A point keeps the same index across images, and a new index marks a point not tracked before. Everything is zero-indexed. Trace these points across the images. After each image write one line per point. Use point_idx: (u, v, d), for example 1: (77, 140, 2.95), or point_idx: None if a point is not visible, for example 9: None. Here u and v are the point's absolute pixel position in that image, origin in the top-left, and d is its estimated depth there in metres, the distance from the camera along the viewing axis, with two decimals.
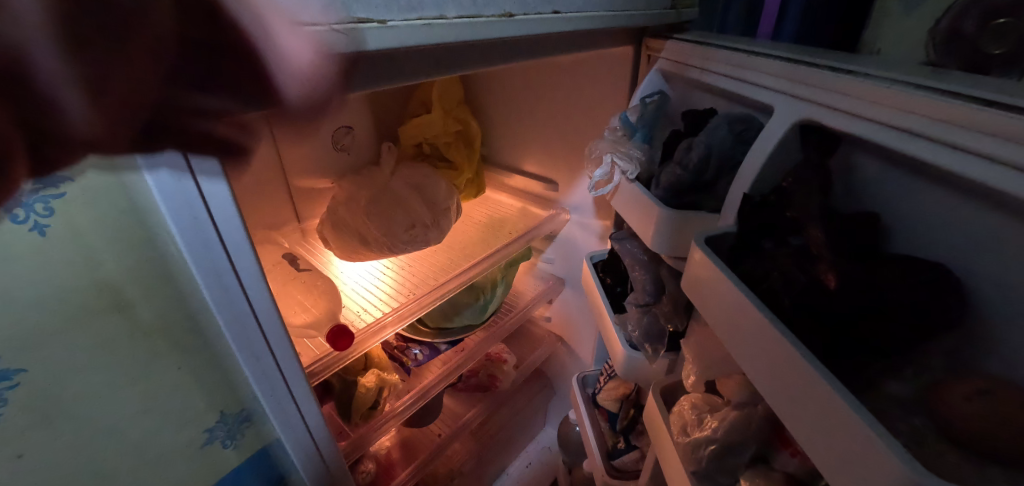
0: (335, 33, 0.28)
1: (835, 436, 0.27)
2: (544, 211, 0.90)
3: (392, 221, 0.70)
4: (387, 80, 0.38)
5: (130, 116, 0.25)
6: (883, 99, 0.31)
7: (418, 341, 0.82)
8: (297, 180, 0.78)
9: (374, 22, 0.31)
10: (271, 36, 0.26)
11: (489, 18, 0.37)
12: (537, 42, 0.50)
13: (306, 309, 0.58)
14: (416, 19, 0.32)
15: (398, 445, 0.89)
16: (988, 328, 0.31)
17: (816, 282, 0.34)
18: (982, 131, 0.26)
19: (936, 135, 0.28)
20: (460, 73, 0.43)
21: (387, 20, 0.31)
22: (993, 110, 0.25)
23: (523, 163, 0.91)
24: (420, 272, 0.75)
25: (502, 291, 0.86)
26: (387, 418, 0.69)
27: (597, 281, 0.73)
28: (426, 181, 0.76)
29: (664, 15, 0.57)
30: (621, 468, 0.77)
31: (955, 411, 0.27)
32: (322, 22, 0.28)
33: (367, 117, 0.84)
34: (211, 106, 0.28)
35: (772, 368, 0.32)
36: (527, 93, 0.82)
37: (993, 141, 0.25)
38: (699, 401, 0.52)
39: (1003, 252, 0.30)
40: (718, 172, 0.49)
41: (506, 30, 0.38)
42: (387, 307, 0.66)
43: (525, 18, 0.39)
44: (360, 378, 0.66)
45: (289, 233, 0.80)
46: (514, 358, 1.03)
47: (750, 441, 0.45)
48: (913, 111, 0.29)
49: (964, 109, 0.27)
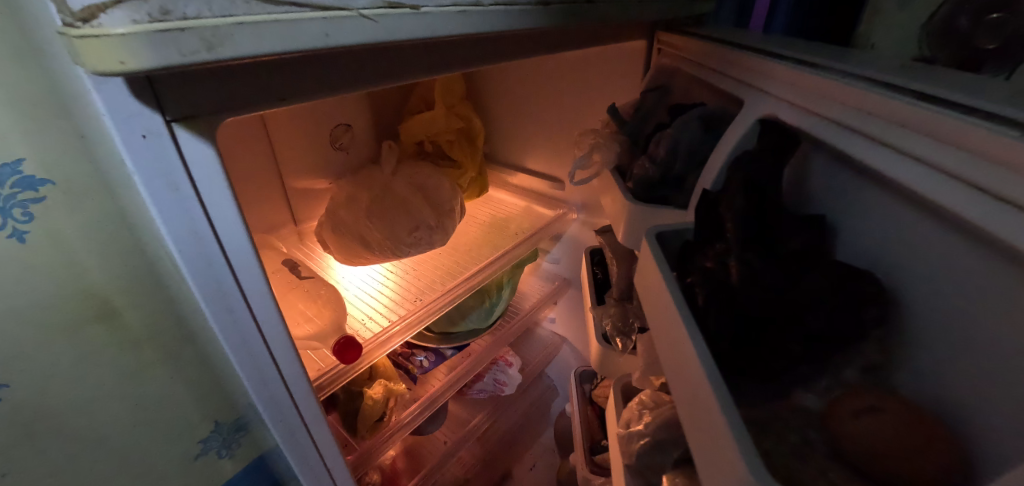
0: (363, 19, 0.25)
1: (716, 455, 0.25)
2: (549, 210, 0.87)
3: (394, 222, 0.67)
4: (402, 75, 0.35)
5: (120, 117, 0.23)
6: (829, 91, 0.30)
7: (423, 347, 0.80)
8: (292, 180, 0.75)
9: (409, 7, 0.27)
10: (289, 22, 0.22)
11: (524, 7, 0.34)
12: (551, 42, 0.48)
13: (308, 319, 0.55)
14: (452, 6, 0.29)
15: (403, 453, 0.88)
16: (907, 334, 0.28)
17: (726, 276, 0.32)
18: (895, 122, 0.24)
19: (860, 128, 0.26)
20: (473, 68, 0.41)
21: (421, 6, 0.27)
22: (919, 102, 0.23)
23: (527, 160, 0.89)
24: (425, 276, 0.73)
25: (509, 293, 0.83)
26: (396, 429, 0.66)
27: (589, 275, 0.71)
28: (428, 180, 0.73)
29: (678, 8, 0.55)
30: (601, 464, 0.74)
31: (841, 428, 0.26)
32: (349, 6, 0.24)
33: (365, 115, 0.81)
34: (209, 105, 0.26)
35: (684, 379, 0.30)
36: (530, 89, 0.79)
37: (895, 129, 0.24)
38: (648, 397, 0.50)
39: (911, 252, 0.28)
40: (688, 166, 0.47)
41: (540, 20, 0.36)
42: (392, 315, 0.64)
43: (560, 8, 0.37)
44: (366, 389, 0.64)
45: (285, 236, 0.77)
46: (519, 361, 1.02)
47: (679, 440, 0.43)
48: (847, 102, 0.28)
49: (887, 100, 0.25)
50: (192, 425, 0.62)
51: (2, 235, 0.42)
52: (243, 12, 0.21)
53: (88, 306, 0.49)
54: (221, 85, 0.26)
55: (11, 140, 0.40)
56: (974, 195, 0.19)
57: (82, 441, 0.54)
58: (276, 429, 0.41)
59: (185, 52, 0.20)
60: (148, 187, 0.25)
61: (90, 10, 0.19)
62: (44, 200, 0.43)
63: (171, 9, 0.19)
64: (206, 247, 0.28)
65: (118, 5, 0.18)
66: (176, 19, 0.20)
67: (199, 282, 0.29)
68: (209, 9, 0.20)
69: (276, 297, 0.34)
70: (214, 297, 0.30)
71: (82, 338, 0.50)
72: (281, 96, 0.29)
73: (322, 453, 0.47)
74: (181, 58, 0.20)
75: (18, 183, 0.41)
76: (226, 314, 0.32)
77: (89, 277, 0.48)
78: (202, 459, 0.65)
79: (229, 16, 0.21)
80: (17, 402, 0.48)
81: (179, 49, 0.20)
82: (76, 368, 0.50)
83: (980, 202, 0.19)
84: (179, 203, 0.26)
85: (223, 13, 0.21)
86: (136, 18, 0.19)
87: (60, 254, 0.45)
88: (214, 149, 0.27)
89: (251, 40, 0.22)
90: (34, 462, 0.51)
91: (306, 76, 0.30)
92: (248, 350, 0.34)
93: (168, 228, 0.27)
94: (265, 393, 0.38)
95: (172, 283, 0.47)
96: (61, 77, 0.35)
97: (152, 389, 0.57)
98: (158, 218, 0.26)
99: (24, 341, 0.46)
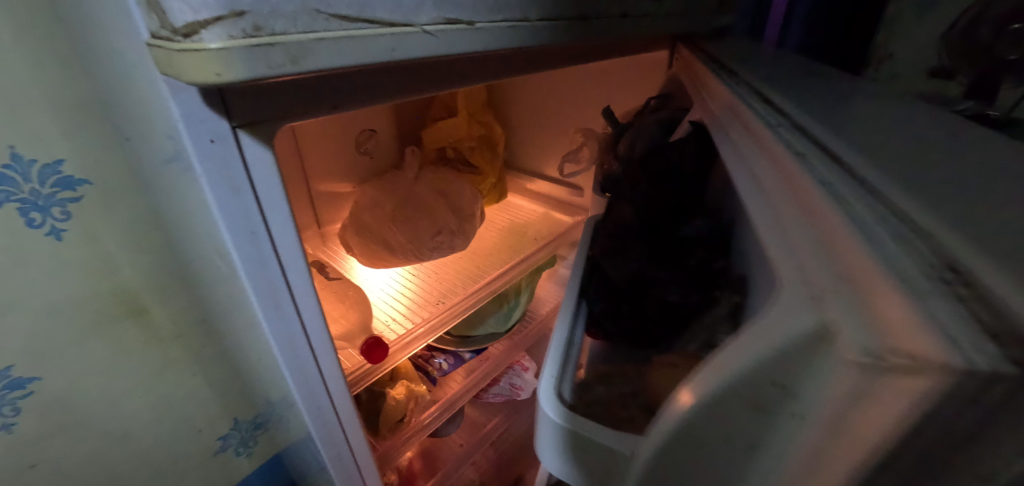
0: (425, 35, 0.25)
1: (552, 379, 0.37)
2: (569, 217, 0.87)
3: (418, 227, 0.68)
4: (447, 84, 0.36)
5: (192, 123, 0.24)
6: (726, 104, 0.35)
7: (442, 350, 0.79)
8: (317, 184, 0.77)
9: (464, 23, 0.28)
10: (361, 38, 0.23)
11: (565, 20, 0.34)
12: (579, 53, 0.49)
13: (334, 320, 0.56)
14: (503, 21, 0.30)
15: (419, 455, 0.89)
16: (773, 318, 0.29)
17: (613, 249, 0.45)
18: (742, 131, 0.30)
19: (726, 136, 0.32)
20: (508, 78, 0.42)
21: (475, 22, 0.28)
22: (763, 118, 0.29)
23: (546, 167, 0.90)
24: (446, 280, 0.73)
25: (527, 299, 0.84)
26: (414, 430, 0.68)
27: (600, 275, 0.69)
28: (449, 185, 0.74)
29: (705, 20, 0.55)
30: None
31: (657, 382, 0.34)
32: (413, 22, 0.25)
33: (390, 120, 0.83)
34: (271, 113, 0.27)
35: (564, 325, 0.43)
36: (553, 98, 0.80)
37: (744, 133, 0.29)
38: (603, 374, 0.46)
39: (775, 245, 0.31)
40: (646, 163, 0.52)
41: (579, 33, 0.36)
42: (414, 318, 0.64)
43: (597, 22, 0.38)
44: (389, 389, 0.65)
45: (308, 238, 0.78)
46: (535, 366, 1.03)
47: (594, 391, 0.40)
48: (729, 116, 0.33)
49: (747, 115, 0.30)
50: (212, 423, 0.63)
51: (41, 233, 0.43)
52: (323, 28, 0.22)
53: (119, 303, 0.51)
54: (283, 95, 0.27)
55: (53, 142, 0.42)
56: (749, 183, 0.25)
57: (108, 436, 0.55)
58: (313, 426, 0.42)
59: (272, 66, 0.21)
60: (212, 190, 0.26)
61: (192, 25, 0.19)
62: (81, 201, 0.45)
63: (263, 25, 0.20)
64: (260, 246, 0.30)
65: (217, 22, 0.19)
66: (266, 35, 0.20)
67: (252, 280, 0.30)
68: (294, 25, 0.21)
69: (318, 296, 0.35)
70: (265, 296, 0.31)
71: (111, 334, 0.51)
72: (333, 105, 0.29)
73: (354, 452, 0.48)
74: (267, 71, 0.21)
75: (57, 183, 0.43)
76: (275, 311, 0.33)
77: (121, 275, 0.50)
78: (221, 455, 0.67)
79: (310, 32, 0.22)
80: (49, 395, 0.49)
81: (267, 62, 0.20)
82: (106, 364, 0.52)
83: (748, 188, 0.25)
84: (239, 203, 0.27)
85: (305, 29, 0.21)
86: (231, 34, 0.20)
87: (93, 251, 0.47)
88: (273, 154, 0.28)
89: (328, 54, 0.22)
90: (62, 454, 0.53)
91: (360, 86, 0.30)
92: (292, 347, 0.35)
93: (228, 228, 0.28)
94: (305, 389, 0.39)
95: (202, 284, 0.48)
96: (107, 83, 0.37)
97: (177, 386, 0.58)
98: (221, 219, 0.27)
99: (58, 335, 0.48)
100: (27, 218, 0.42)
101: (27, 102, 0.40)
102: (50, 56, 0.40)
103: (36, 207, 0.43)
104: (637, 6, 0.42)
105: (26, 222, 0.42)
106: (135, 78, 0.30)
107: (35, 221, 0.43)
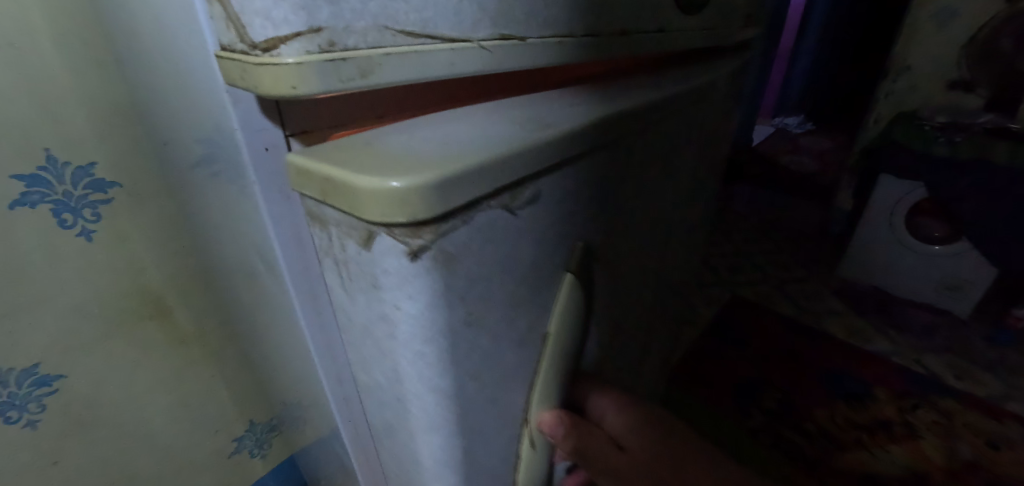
0: (482, 51, 0.24)
1: None
2: None
3: None
4: (489, 97, 0.36)
5: (248, 131, 0.24)
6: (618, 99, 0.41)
7: None
8: None
9: (518, 39, 0.26)
10: (426, 54, 0.21)
11: (610, 37, 0.34)
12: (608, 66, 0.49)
13: None
14: (551, 37, 0.29)
15: None
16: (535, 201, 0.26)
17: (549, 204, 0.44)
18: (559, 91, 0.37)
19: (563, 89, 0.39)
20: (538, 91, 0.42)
21: (526, 37, 0.27)
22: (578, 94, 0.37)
23: None
24: None
25: None
26: None
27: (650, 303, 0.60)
28: None
29: (737, 34, 0.55)
30: None
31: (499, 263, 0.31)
32: (471, 37, 0.23)
33: None
34: (319, 122, 0.26)
35: None
36: None
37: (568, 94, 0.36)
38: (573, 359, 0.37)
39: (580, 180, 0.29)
40: None
41: (622, 48, 0.36)
42: None
43: (639, 36, 0.37)
44: None
45: None
46: None
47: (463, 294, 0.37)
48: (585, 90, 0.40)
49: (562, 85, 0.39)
50: (230, 424, 0.65)
51: (73, 234, 0.44)
52: (390, 44, 0.20)
53: (144, 303, 0.52)
54: (332, 107, 0.26)
55: (87, 146, 0.43)
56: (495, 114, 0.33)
57: (127, 435, 0.56)
58: (345, 431, 0.42)
59: (344, 80, 0.19)
60: (264, 197, 0.27)
61: (271, 41, 0.17)
62: (112, 202, 0.46)
63: (337, 41, 0.18)
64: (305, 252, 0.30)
65: (296, 38, 0.17)
66: (339, 50, 0.18)
67: (295, 283, 0.31)
68: (364, 40, 0.19)
69: None
70: (306, 300, 0.32)
71: (135, 333, 0.52)
72: (378, 115, 0.28)
73: None
74: (339, 86, 0.19)
75: (89, 185, 0.44)
76: (313, 315, 0.33)
77: (146, 276, 0.51)
78: (236, 456, 0.68)
79: (379, 48, 0.20)
80: (71, 393, 0.50)
81: (339, 77, 0.18)
82: (127, 363, 0.53)
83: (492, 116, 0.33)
84: (288, 209, 0.28)
85: (374, 45, 0.19)
86: (308, 49, 0.17)
87: (121, 253, 0.48)
88: None
89: (396, 69, 0.20)
90: (82, 452, 0.54)
91: (407, 98, 0.29)
92: (329, 352, 0.36)
93: (276, 234, 0.28)
94: (338, 392, 0.39)
95: (225, 287, 0.49)
96: (142, 88, 0.38)
97: (195, 386, 0.59)
98: (269, 225, 0.28)
99: (83, 335, 0.49)
100: (58, 218, 0.43)
101: (65, 106, 0.41)
102: (83, 61, 0.40)
103: (68, 209, 0.44)
104: (676, 20, 0.42)
105: (57, 223, 0.43)
106: (174, 88, 0.31)
107: (66, 222, 0.44)
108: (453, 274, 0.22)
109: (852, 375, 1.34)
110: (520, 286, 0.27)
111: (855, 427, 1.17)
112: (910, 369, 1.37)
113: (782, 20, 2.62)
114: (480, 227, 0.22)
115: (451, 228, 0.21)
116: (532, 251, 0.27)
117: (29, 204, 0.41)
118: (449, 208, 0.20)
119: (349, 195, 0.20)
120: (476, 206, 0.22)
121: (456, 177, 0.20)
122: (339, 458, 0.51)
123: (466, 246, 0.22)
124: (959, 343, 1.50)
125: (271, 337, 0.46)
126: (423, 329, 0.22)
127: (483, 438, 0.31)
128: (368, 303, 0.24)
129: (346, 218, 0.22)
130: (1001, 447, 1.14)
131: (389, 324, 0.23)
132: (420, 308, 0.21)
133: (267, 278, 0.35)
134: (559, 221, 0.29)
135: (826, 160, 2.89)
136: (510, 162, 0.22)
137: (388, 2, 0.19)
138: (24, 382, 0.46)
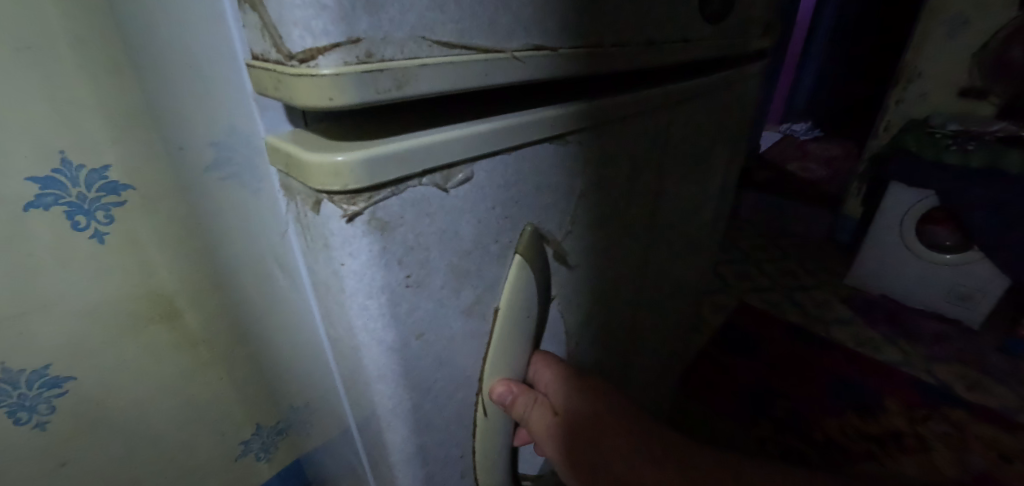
0: (516, 61, 0.24)
1: None
2: None
3: None
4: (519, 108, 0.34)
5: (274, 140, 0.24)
6: None
7: None
8: None
9: (549, 49, 0.26)
10: (461, 64, 0.21)
11: (635, 47, 0.33)
12: None
13: None
14: (580, 46, 0.28)
15: None
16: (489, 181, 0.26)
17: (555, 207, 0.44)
18: None
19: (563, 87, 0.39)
20: None
21: (557, 47, 0.27)
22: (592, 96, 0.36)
23: None
24: None
25: None
26: None
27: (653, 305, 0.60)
28: None
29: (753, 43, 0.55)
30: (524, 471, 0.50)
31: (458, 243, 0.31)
32: (505, 48, 0.23)
33: None
34: None
35: None
36: None
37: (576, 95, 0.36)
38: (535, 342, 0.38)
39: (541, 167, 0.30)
40: None
41: (648, 58, 0.35)
42: None
43: (663, 45, 0.36)
44: None
45: None
46: None
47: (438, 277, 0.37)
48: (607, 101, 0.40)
49: None
50: (236, 428, 0.64)
51: (85, 236, 0.44)
52: (426, 55, 0.20)
53: (154, 306, 0.51)
54: None
55: (101, 148, 0.43)
56: None
57: (135, 438, 0.56)
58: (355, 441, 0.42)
59: (380, 91, 0.18)
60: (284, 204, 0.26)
61: (310, 51, 0.17)
62: (124, 205, 0.46)
63: (375, 52, 0.18)
64: None
65: (334, 49, 0.17)
66: (376, 61, 0.18)
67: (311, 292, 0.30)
68: (401, 51, 0.19)
69: None
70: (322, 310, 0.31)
71: (145, 336, 0.52)
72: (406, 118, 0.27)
73: None
74: (375, 96, 0.18)
75: (103, 187, 0.44)
76: None
77: (157, 279, 0.51)
78: (242, 460, 0.67)
79: (416, 59, 0.19)
80: (80, 394, 0.50)
81: (376, 87, 0.18)
82: (136, 365, 0.53)
83: None
84: None
85: (411, 56, 0.19)
86: (345, 60, 0.17)
87: (134, 256, 0.48)
88: None
89: (432, 79, 0.20)
90: (89, 454, 0.53)
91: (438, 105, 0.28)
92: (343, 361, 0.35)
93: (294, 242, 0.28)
94: None
95: (234, 291, 0.49)
96: (157, 90, 0.38)
97: (202, 389, 0.59)
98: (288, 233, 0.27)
99: (93, 337, 0.49)
100: (72, 221, 0.43)
101: (81, 109, 0.41)
102: (99, 64, 0.41)
103: (82, 211, 0.44)
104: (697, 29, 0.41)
105: (70, 225, 0.43)
106: (190, 93, 0.31)
107: (79, 224, 0.44)
108: (390, 241, 0.22)
109: (861, 384, 1.32)
110: (464, 262, 0.27)
111: (865, 438, 1.16)
112: (920, 379, 1.36)
113: (789, 27, 2.61)
114: (415, 201, 0.22)
115: (384, 197, 0.21)
116: (476, 232, 0.26)
117: (43, 206, 0.41)
118: (382, 180, 0.20)
119: (296, 166, 0.21)
120: (410, 181, 0.21)
121: (388, 149, 0.20)
122: (345, 465, 0.50)
123: (404, 218, 0.22)
124: (970, 353, 1.48)
125: (280, 343, 0.46)
126: (366, 285, 0.22)
127: (436, 415, 0.31)
128: (317, 260, 0.24)
129: (297, 186, 0.22)
130: (1015, 461, 1.11)
131: (336, 279, 0.23)
132: (363, 266, 0.21)
133: (280, 286, 0.35)
134: (509, 204, 0.28)
135: (834, 167, 2.87)
136: (450, 139, 0.22)
137: (426, 12, 0.19)
138: (33, 383, 0.46)
